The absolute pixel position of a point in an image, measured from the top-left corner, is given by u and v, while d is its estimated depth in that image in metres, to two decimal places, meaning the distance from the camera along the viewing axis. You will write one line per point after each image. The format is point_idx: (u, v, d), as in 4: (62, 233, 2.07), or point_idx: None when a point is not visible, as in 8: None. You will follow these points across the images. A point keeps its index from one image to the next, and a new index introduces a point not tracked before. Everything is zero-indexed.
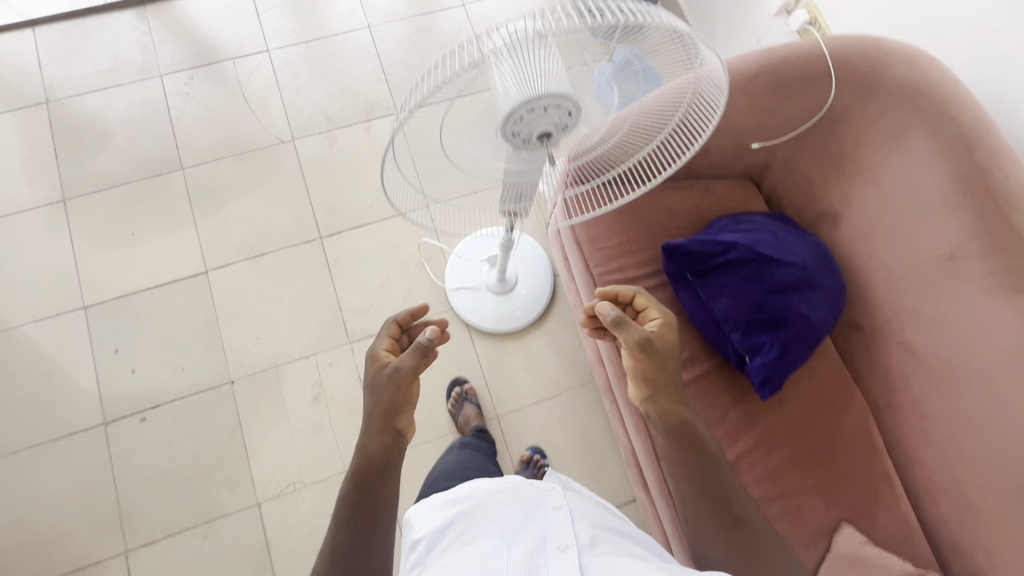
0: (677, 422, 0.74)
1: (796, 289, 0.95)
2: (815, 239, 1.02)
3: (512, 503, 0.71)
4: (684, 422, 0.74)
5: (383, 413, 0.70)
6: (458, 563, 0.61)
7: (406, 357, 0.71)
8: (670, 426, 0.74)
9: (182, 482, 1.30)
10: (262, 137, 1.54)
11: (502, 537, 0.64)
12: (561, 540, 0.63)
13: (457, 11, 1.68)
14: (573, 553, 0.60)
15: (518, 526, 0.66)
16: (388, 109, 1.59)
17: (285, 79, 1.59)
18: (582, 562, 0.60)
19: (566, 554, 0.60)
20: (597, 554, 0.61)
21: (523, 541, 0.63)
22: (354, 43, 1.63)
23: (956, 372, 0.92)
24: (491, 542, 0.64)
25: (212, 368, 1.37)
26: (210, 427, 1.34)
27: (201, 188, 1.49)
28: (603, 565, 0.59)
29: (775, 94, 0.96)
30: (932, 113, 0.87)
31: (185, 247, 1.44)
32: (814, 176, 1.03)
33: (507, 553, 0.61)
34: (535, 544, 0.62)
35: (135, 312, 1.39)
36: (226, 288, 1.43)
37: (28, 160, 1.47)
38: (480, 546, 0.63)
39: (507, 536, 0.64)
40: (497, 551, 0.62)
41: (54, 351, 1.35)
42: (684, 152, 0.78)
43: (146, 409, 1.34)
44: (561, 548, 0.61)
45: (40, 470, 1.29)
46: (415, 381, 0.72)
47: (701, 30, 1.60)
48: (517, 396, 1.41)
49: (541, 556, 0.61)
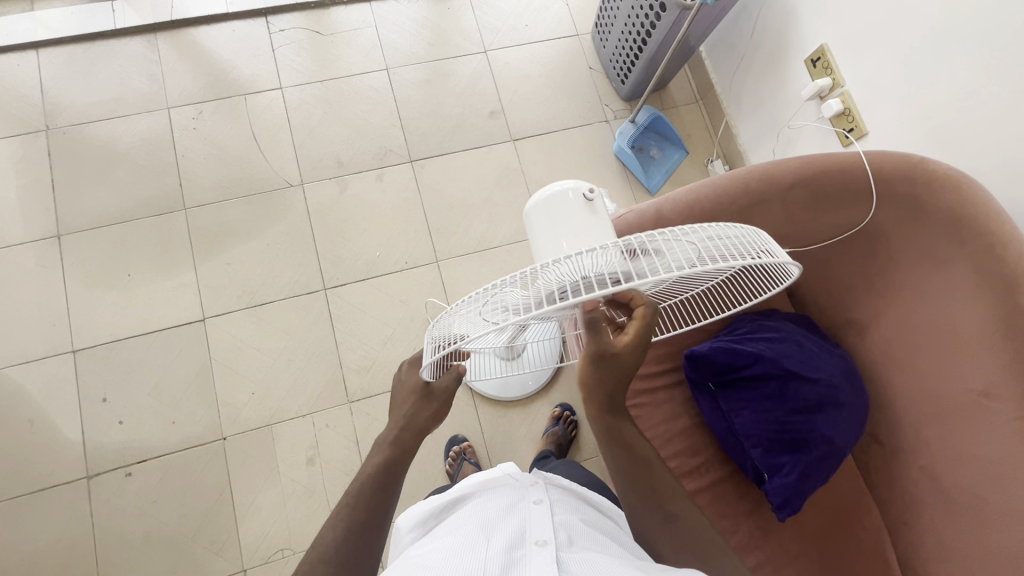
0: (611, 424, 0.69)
1: (820, 407, 0.91)
2: (843, 353, 0.99)
3: (495, 501, 0.71)
4: (618, 432, 0.69)
5: (413, 431, 0.70)
6: (436, 551, 0.60)
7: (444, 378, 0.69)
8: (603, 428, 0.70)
9: (166, 543, 1.25)
10: (270, 179, 1.49)
11: (482, 532, 0.63)
12: (540, 536, 0.61)
13: (479, 57, 1.64)
14: (550, 548, 0.58)
15: (499, 521, 0.65)
16: (402, 157, 1.54)
17: (298, 119, 1.54)
18: (560, 557, 0.58)
19: (544, 548, 0.59)
20: (575, 552, 0.59)
21: (502, 534, 0.61)
22: (371, 85, 1.59)
23: (979, 513, 0.84)
24: (469, 535, 0.62)
25: (204, 423, 1.32)
26: (198, 484, 1.28)
27: (204, 229, 1.44)
28: (580, 561, 0.57)
29: (810, 204, 0.96)
30: (974, 244, 0.83)
31: (183, 292, 1.40)
32: (843, 285, 1.01)
33: (485, 545, 0.59)
34: (513, 537, 0.61)
35: (128, 358, 1.35)
36: (223, 338, 1.38)
37: (25, 192, 1.42)
38: (459, 538, 0.62)
39: (485, 528, 0.63)
40: (474, 543, 0.60)
41: (40, 397, 1.30)
42: (768, 290, 0.74)
43: (132, 462, 1.28)
44: (539, 543, 0.59)
45: (15, 523, 1.23)
46: (445, 406, 0.71)
47: (727, 97, 1.58)
48: (520, 467, 1.35)
49: (519, 549, 0.59)
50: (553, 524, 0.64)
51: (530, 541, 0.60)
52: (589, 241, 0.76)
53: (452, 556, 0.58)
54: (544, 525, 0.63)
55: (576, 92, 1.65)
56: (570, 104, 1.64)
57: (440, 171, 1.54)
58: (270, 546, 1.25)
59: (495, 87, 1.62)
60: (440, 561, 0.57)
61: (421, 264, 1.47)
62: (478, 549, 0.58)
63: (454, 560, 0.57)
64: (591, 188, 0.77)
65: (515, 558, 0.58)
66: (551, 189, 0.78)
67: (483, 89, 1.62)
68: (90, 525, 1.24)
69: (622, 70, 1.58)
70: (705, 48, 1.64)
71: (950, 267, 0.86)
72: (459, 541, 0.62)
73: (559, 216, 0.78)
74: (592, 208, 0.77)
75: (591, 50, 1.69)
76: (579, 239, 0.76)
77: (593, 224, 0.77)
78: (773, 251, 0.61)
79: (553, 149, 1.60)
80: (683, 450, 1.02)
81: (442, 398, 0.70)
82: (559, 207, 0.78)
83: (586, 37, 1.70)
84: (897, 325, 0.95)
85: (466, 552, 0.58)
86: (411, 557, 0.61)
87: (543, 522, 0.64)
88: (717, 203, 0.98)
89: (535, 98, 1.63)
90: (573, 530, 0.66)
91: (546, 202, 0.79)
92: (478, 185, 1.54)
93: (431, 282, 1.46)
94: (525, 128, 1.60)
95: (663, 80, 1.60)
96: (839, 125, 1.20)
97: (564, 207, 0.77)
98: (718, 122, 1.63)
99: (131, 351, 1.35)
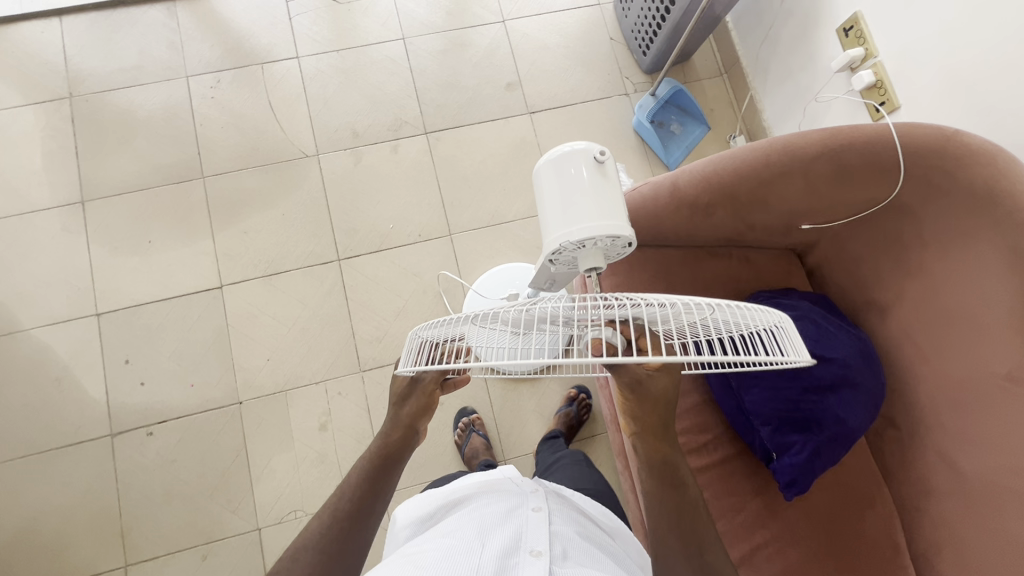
0: (660, 461, 0.68)
1: (833, 388, 0.89)
2: (860, 334, 0.96)
3: (494, 505, 0.72)
4: (671, 466, 0.68)
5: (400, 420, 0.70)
6: (432, 548, 0.62)
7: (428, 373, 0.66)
8: (652, 463, 0.69)
9: (184, 500, 1.30)
10: (286, 149, 1.50)
11: (477, 535, 0.64)
12: (534, 546, 0.62)
13: (497, 27, 1.61)
14: (545, 560, 0.59)
15: (495, 525, 0.66)
16: (417, 128, 1.53)
17: (314, 87, 1.54)
18: (553, 570, 0.58)
19: (539, 560, 0.60)
20: (569, 566, 0.60)
21: (499, 538, 0.63)
22: (387, 54, 1.57)
23: (1003, 501, 0.82)
24: (465, 537, 0.63)
25: (222, 387, 1.36)
26: (216, 446, 1.32)
27: (221, 197, 1.46)
28: None
29: (835, 179, 0.91)
30: (1006, 224, 0.79)
31: (201, 259, 1.42)
32: (864, 267, 0.98)
33: (481, 548, 0.61)
34: (508, 544, 0.62)
35: (148, 321, 1.38)
36: (239, 305, 1.40)
37: (47, 157, 1.45)
38: (455, 537, 0.64)
39: (482, 530, 0.65)
40: (471, 544, 0.61)
41: (65, 356, 1.35)
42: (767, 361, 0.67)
43: (153, 423, 1.33)
44: (534, 554, 0.60)
45: (41, 476, 1.29)
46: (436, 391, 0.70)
47: (753, 70, 1.53)
48: (527, 441, 1.37)
49: (513, 557, 0.60)
50: (549, 534, 0.65)
51: (524, 550, 0.61)
52: (595, 201, 0.65)
53: (447, 556, 0.59)
54: (540, 534, 0.64)
55: (596, 64, 1.61)
56: (590, 76, 1.60)
57: (455, 145, 1.53)
58: (284, 507, 1.29)
59: (513, 58, 1.59)
60: (435, 559, 0.58)
61: (434, 237, 1.47)
62: (473, 553, 0.60)
63: (448, 562, 0.58)
64: (602, 150, 0.68)
65: (510, 565, 0.59)
66: (560, 150, 0.69)
67: (500, 60, 1.59)
68: (114, 480, 1.30)
69: (644, 42, 1.53)
70: (731, 19, 1.58)
71: (979, 248, 0.83)
72: (455, 541, 0.62)
73: (570, 183, 0.67)
74: (602, 171, 0.68)
75: (613, 20, 1.64)
76: (585, 199, 0.65)
77: (602, 185, 0.67)
78: (785, 334, 0.57)
79: (570, 122, 1.56)
80: (690, 428, 1.02)
81: (425, 388, 0.68)
82: (569, 171, 0.68)
83: (608, 7, 1.65)
84: (924, 310, 0.91)
85: (460, 553, 0.59)
86: (407, 554, 0.62)
87: (539, 530, 0.65)
88: (736, 176, 0.94)
89: (554, 70, 1.59)
90: (569, 541, 0.66)
91: (556, 162, 0.69)
92: (493, 158, 1.53)
93: (445, 255, 1.46)
94: (541, 100, 1.57)
95: (686, 52, 1.55)
96: (870, 98, 1.15)
97: (574, 169, 0.68)
98: (742, 96, 1.58)
99: (151, 316, 1.39)
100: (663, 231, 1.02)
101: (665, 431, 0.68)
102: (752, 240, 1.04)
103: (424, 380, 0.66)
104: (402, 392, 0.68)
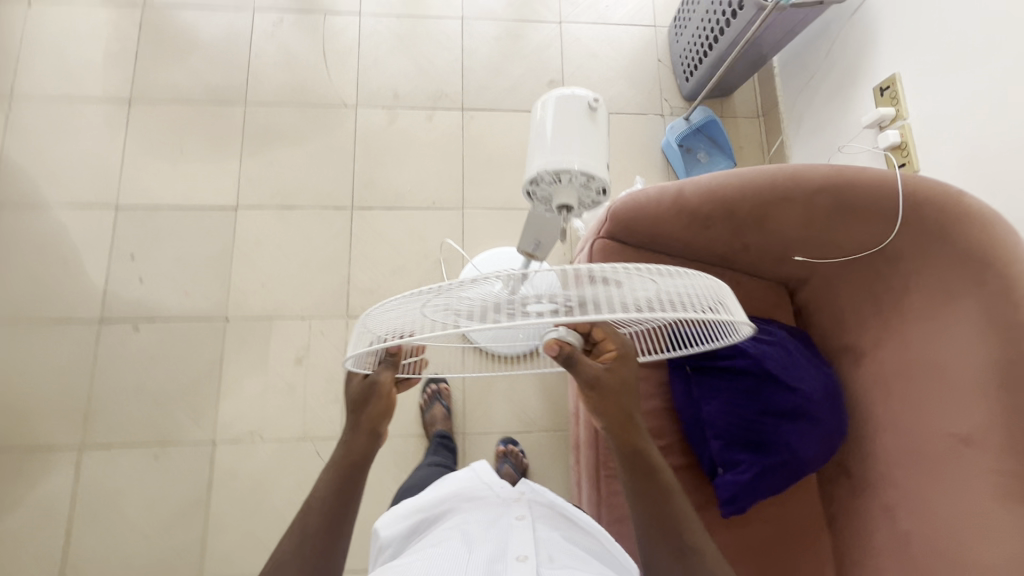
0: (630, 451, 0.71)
1: (791, 416, 0.90)
2: (831, 373, 0.96)
3: (477, 517, 0.76)
4: (641, 456, 0.71)
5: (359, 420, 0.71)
6: (423, 564, 0.66)
7: (382, 368, 0.68)
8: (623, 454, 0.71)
9: (151, 398, 1.33)
10: (328, 96, 1.56)
11: (465, 549, 0.68)
12: (521, 552, 0.67)
13: (552, 27, 1.67)
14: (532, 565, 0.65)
15: (480, 538, 0.71)
16: (455, 103, 1.59)
17: (368, 45, 1.61)
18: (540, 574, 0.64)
19: (525, 565, 0.65)
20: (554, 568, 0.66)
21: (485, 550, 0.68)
22: (443, 30, 1.63)
23: (939, 562, 0.81)
24: (454, 552, 0.68)
25: (214, 301, 1.40)
26: (193, 354, 1.36)
27: (257, 126, 1.52)
28: None
29: (833, 215, 0.92)
30: (990, 287, 0.80)
31: (224, 178, 1.48)
32: (848, 311, 0.99)
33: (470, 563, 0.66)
34: (494, 554, 0.67)
35: (161, 224, 1.44)
36: (248, 229, 1.45)
37: (109, 54, 1.53)
38: (445, 552, 0.68)
39: (470, 544, 0.70)
40: (461, 560, 0.66)
41: (77, 239, 1.41)
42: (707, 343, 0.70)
43: (141, 319, 1.38)
44: (520, 559, 0.66)
45: (27, 344, 1.34)
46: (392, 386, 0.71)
47: (788, 115, 1.56)
48: (490, 420, 1.38)
49: (500, 566, 0.65)
50: (533, 541, 0.70)
51: (510, 557, 0.67)
52: (582, 143, 0.67)
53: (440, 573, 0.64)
54: (524, 541, 0.69)
55: (639, 80, 1.65)
56: (630, 90, 1.64)
57: (487, 127, 1.58)
58: (243, 427, 1.32)
59: (560, 58, 1.64)
60: None
61: (447, 207, 1.51)
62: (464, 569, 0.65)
63: None
64: (596, 98, 0.70)
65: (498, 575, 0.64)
66: (558, 93, 0.70)
67: (548, 57, 1.64)
68: (92, 364, 1.34)
69: (689, 68, 1.57)
70: (778, 63, 1.61)
71: (960, 307, 0.83)
72: (445, 557, 0.67)
73: (561, 126, 0.68)
74: (592, 117, 0.69)
75: (665, 43, 1.69)
76: (573, 141, 0.67)
77: (590, 130, 0.68)
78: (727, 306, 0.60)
79: None
80: None
81: (380, 385, 0.69)
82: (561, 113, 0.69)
83: (663, 30, 1.70)
84: (897, 359, 0.91)
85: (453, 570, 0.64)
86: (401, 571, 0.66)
87: (524, 538, 0.70)
88: (740, 193, 0.96)
89: (597, 77, 1.64)
90: (552, 544, 0.72)
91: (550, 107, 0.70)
92: (520, 146, 1.57)
93: (453, 227, 1.49)
94: None
95: (727, 86, 1.58)
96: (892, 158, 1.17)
97: (567, 113, 0.69)
98: (773, 140, 1.60)
99: (165, 220, 1.44)
100: (660, 235, 1.03)
101: (626, 421, 0.71)
102: (745, 263, 1.06)
103: (381, 378, 0.68)
104: (361, 396, 0.70)
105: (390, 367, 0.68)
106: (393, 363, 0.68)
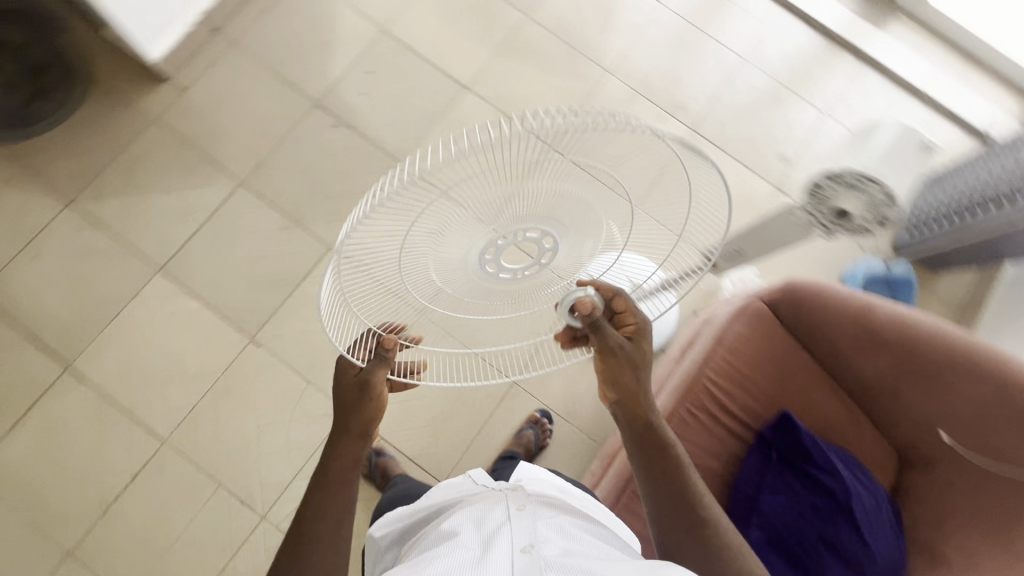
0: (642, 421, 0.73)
1: (845, 558, 0.92)
2: (902, 548, 0.95)
3: (474, 510, 0.73)
4: (656, 430, 0.73)
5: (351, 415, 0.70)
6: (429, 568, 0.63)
7: (370, 365, 0.67)
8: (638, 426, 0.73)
9: (309, 183, 1.48)
10: (592, 49, 1.64)
11: (469, 547, 0.66)
12: (524, 543, 0.65)
13: (816, 112, 1.64)
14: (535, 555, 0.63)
15: (480, 534, 0.68)
16: (689, 120, 1.61)
17: (649, 30, 1.67)
18: (546, 561, 0.62)
19: (528, 555, 0.63)
20: (563, 554, 0.64)
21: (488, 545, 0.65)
22: (720, 57, 1.66)
23: None
24: (457, 552, 0.65)
25: (400, 145, 1.52)
26: (360, 174, 1.49)
27: (521, 36, 1.63)
28: (568, 563, 0.62)
29: (1011, 418, 0.89)
30: None
31: (471, 60, 1.61)
32: (955, 517, 0.94)
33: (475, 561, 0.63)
34: (497, 548, 0.64)
35: (402, 63, 1.59)
36: (462, 110, 1.57)
37: None
38: (449, 552, 0.65)
39: (472, 540, 0.67)
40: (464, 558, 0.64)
41: (337, 34, 1.59)
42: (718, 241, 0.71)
43: (342, 122, 1.53)
44: (523, 549, 0.64)
45: (253, 85, 1.53)
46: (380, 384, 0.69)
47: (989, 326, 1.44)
48: (542, 388, 1.41)
49: (504, 558, 0.63)
50: (536, 530, 0.68)
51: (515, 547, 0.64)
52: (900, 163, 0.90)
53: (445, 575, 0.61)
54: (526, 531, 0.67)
55: None
56: None
57: None
58: None
59: (804, 142, 1.62)
60: None
61: None
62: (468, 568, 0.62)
63: None
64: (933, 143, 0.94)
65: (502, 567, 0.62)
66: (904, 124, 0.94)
67: (794, 134, 1.62)
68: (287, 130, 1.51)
69: (917, 223, 1.47)
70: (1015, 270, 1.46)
71: None
72: (449, 556, 0.65)
73: (897, 145, 0.91)
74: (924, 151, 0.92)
75: None
76: (897, 157, 0.90)
77: (915, 158, 0.91)
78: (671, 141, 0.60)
79: None
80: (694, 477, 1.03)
81: (369, 377, 0.68)
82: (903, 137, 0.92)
83: None
84: None
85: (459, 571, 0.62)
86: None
87: (524, 526, 0.68)
88: (933, 342, 0.94)
89: None
90: (556, 530, 0.70)
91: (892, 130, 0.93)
92: None
93: None
94: (795, 188, 1.58)
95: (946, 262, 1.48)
96: None
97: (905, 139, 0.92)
98: None
99: (408, 62, 1.59)
100: (828, 327, 1.02)
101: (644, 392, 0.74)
102: (882, 409, 1.03)
103: (370, 373, 0.68)
104: (355, 398, 0.69)
105: (379, 365, 0.67)
106: (382, 360, 0.67)
